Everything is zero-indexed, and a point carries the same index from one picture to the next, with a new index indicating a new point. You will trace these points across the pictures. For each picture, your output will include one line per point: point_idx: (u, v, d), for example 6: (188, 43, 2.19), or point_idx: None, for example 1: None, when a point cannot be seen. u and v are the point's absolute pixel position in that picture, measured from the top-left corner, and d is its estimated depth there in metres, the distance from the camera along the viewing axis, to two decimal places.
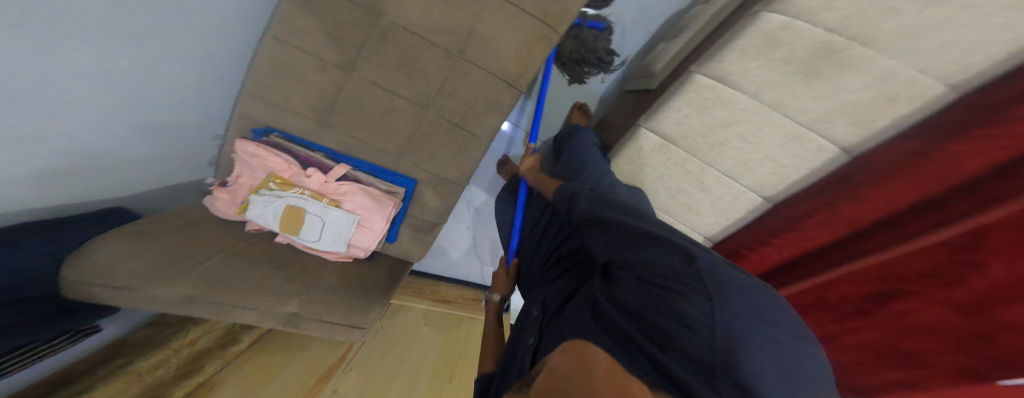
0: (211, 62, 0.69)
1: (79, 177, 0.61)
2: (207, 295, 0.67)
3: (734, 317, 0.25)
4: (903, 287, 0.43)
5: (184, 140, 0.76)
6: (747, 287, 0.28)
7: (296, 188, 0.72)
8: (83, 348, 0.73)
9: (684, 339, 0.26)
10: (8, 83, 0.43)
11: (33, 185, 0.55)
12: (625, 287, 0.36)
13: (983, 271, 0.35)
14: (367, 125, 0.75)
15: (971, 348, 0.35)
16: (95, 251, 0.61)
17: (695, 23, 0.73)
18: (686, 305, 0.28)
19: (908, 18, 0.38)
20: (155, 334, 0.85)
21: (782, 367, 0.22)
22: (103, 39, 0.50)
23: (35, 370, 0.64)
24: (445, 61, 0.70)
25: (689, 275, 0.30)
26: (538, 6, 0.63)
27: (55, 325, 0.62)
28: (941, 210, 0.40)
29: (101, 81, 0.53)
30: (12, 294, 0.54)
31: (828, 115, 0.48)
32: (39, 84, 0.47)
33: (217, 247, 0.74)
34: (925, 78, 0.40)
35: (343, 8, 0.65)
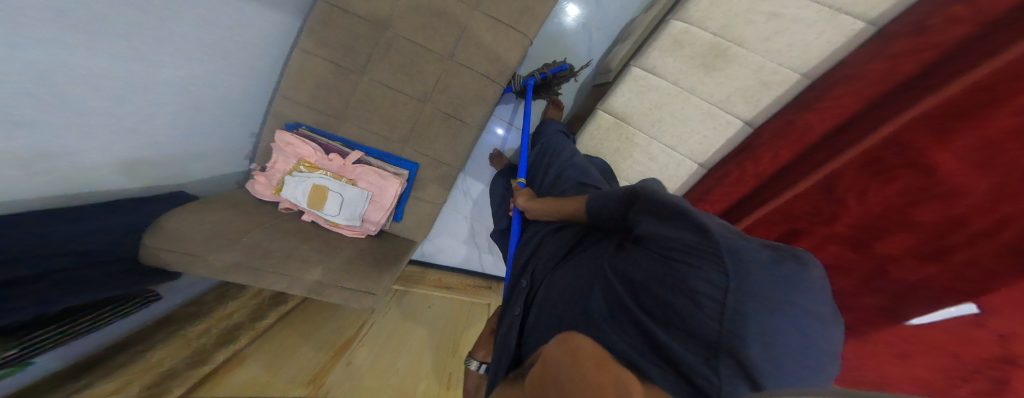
0: (251, 70, 0.87)
1: (154, 162, 0.78)
2: (250, 261, 0.82)
3: (750, 300, 0.23)
4: (801, 226, 0.58)
5: (227, 136, 0.92)
6: (777, 271, 0.24)
7: (321, 170, 0.88)
8: (146, 317, 0.85)
9: (693, 317, 0.27)
10: (99, 72, 0.58)
11: (122, 165, 0.72)
12: (634, 263, 0.37)
13: (847, 204, 0.52)
14: (376, 118, 0.91)
15: (876, 282, 0.47)
16: (167, 222, 0.76)
17: (637, 27, 0.85)
18: (697, 281, 0.28)
19: (758, 27, 0.62)
20: (200, 307, 0.97)
21: (798, 354, 0.21)
22: (172, 45, 0.66)
23: (109, 334, 0.77)
24: (439, 64, 0.85)
25: (704, 249, 0.28)
26: (510, 17, 0.80)
27: (135, 285, 0.77)
28: (810, 159, 0.60)
29: (165, 79, 0.69)
30: (112, 253, 0.70)
31: (728, 96, 0.68)
32: (122, 75, 0.62)
33: (255, 223, 0.90)
34: (783, 69, 0.63)
35: (357, 24, 0.81)
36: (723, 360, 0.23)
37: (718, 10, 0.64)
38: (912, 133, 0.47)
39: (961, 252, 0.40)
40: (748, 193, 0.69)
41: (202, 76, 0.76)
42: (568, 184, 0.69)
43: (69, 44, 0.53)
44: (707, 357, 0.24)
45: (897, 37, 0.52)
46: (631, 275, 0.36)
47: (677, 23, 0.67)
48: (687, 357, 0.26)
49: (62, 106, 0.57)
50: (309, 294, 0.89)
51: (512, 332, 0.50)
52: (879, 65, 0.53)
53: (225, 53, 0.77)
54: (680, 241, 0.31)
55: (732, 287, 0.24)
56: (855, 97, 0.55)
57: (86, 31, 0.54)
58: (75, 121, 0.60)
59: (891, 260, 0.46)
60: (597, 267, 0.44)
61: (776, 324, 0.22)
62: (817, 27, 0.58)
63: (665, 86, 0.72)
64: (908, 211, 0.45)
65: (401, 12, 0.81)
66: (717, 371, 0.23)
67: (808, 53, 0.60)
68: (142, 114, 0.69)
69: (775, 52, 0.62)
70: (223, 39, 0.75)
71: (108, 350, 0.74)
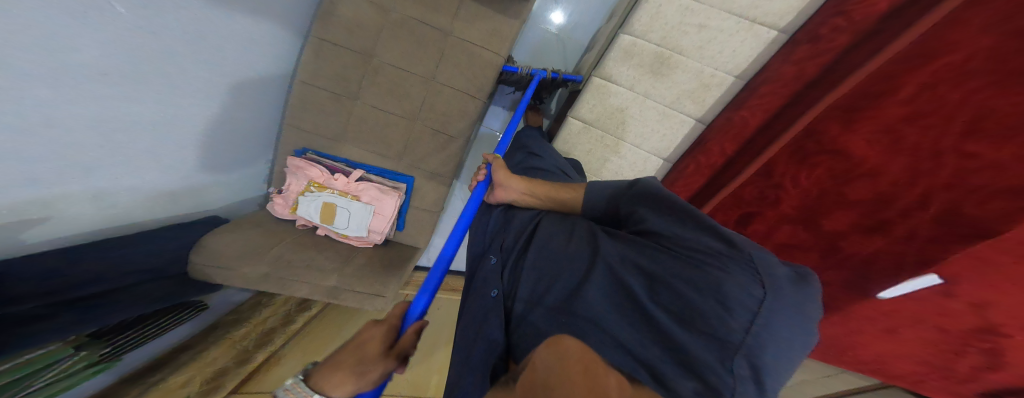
0: (261, 105, 0.99)
1: (190, 192, 0.92)
2: (277, 272, 0.95)
3: (775, 315, 0.34)
4: (751, 209, 0.81)
5: (246, 164, 1.05)
6: (799, 285, 0.37)
7: (329, 189, 0.99)
8: (199, 323, 1.01)
9: (721, 320, 0.35)
10: (134, 121, 0.70)
11: (162, 198, 0.85)
12: (650, 261, 0.45)
13: (785, 191, 0.75)
14: (372, 138, 1.01)
15: (831, 258, 0.71)
16: (208, 241, 0.90)
17: (600, 40, 0.93)
18: (732, 288, 0.36)
19: (692, 38, 0.69)
20: (241, 314, 1.12)
21: (787, 346, 0.33)
22: (189, 92, 0.77)
23: (172, 337, 0.92)
24: (423, 85, 0.95)
25: (742, 262, 0.38)
26: (481, 39, 0.89)
27: (189, 293, 0.91)
28: (747, 152, 0.79)
29: (186, 120, 0.80)
30: (167, 272, 0.84)
31: (677, 98, 0.76)
32: (152, 121, 0.73)
33: (277, 240, 1.02)
34: (720, 72, 0.72)
35: (346, 57, 0.92)
36: (739, 360, 0.32)
37: (657, 23, 0.70)
38: (823, 125, 0.66)
39: (899, 225, 0.61)
40: (709, 179, 0.86)
41: (219, 115, 0.87)
42: (547, 164, 0.78)
43: (121, 97, 0.66)
44: (721, 358, 0.33)
45: (799, 44, 0.64)
46: (649, 272, 0.44)
47: (624, 37, 0.73)
48: (703, 355, 0.33)
49: (109, 151, 0.69)
50: (329, 298, 1.00)
51: (495, 314, 0.50)
52: (789, 68, 0.66)
53: (238, 94, 0.90)
54: (710, 247, 0.41)
55: (768, 299, 0.34)
56: (778, 94, 0.70)
57: (138, 86, 0.68)
58: (117, 162, 0.71)
59: (845, 236, 0.68)
60: (595, 255, 0.51)
61: (780, 327, 0.34)
62: (740, 36, 0.67)
63: (625, 93, 0.78)
64: (844, 190, 0.66)
65: (386, 45, 0.92)
66: (732, 370, 0.31)
67: (736, 58, 0.69)
68: (177, 151, 0.82)
69: (709, 58, 0.70)
70: (233, 80, 0.86)
71: (170, 352, 0.89)
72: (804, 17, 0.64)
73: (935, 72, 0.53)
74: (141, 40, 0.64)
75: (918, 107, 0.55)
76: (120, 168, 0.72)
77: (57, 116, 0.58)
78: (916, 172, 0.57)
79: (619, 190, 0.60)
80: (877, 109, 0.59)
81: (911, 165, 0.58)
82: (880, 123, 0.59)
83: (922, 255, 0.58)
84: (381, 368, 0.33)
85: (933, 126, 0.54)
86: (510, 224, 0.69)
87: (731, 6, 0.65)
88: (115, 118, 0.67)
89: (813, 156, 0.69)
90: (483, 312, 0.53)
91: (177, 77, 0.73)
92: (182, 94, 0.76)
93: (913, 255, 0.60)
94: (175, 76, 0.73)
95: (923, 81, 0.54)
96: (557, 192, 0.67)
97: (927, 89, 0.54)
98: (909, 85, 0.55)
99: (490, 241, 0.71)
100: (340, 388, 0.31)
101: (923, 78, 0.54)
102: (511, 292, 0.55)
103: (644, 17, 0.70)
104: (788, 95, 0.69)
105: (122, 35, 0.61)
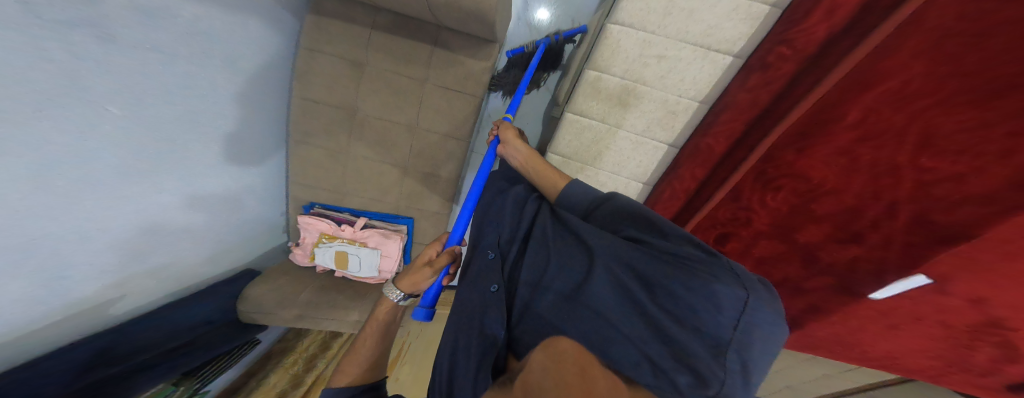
0: (268, 165, 1.08)
1: (226, 253, 1.05)
2: (309, 313, 1.07)
3: (756, 314, 0.36)
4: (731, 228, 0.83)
5: (266, 220, 1.16)
6: (767, 287, 0.42)
7: (338, 238, 1.07)
8: (265, 345, 1.23)
9: (712, 320, 0.36)
10: (171, 206, 0.80)
11: (207, 263, 0.99)
12: (644, 262, 0.45)
13: (759, 213, 0.75)
14: (368, 187, 1.08)
15: (819, 268, 0.69)
16: (250, 291, 1.05)
17: (572, 66, 0.96)
18: (720, 287, 0.37)
19: (652, 69, 0.71)
20: (293, 336, 1.33)
21: (764, 342, 0.36)
22: (208, 169, 0.86)
23: (247, 358, 1.13)
24: (409, 133, 1.00)
25: (723, 267, 0.40)
26: (458, 84, 0.94)
27: (248, 333, 1.08)
28: (719, 172, 0.80)
29: (211, 192, 0.90)
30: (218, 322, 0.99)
31: (648, 126, 0.78)
32: (184, 202, 0.83)
33: (302, 286, 1.14)
34: (684, 99, 0.74)
35: (332, 114, 0.98)
36: (729, 356, 0.34)
37: (617, 59, 0.72)
38: (780, 152, 0.68)
39: (872, 234, 0.60)
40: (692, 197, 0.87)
41: (236, 183, 0.98)
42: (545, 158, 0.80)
43: (147, 190, 0.74)
44: (713, 353, 0.35)
45: (752, 71, 0.66)
46: (643, 273, 0.44)
47: (590, 72, 0.75)
48: (698, 349, 0.35)
49: (158, 233, 0.80)
50: (355, 330, 1.13)
51: (496, 308, 0.50)
52: (745, 96, 0.68)
53: (248, 160, 0.99)
54: (695, 254, 0.43)
55: (750, 300, 0.36)
56: (736, 122, 0.74)
57: (152, 180, 0.74)
58: (162, 241, 0.82)
59: (823, 247, 0.68)
60: (589, 255, 0.49)
61: (762, 327, 0.36)
62: (698, 63, 0.68)
63: (593, 125, 0.81)
64: (813, 206, 0.67)
65: (365, 99, 0.96)
66: (724, 364, 0.34)
67: (698, 83, 0.71)
68: (207, 219, 0.92)
69: (673, 86, 0.72)
70: (240, 149, 0.95)
71: (244, 375, 1.09)
72: (755, 43, 0.65)
73: (877, 97, 0.55)
74: (143, 138, 0.68)
75: (868, 129, 0.57)
76: (167, 246, 0.84)
77: (111, 215, 0.69)
78: (879, 187, 0.58)
79: (593, 201, 0.59)
80: (829, 134, 0.61)
81: (872, 180, 0.58)
82: (836, 145, 0.61)
83: (905, 255, 0.57)
84: (422, 275, 0.59)
85: (886, 145, 0.55)
86: (505, 216, 0.67)
87: (685, 36, 0.66)
88: (145, 213, 0.75)
89: (776, 179, 0.71)
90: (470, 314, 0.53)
91: (196, 159, 0.82)
92: (202, 175, 0.85)
93: (895, 258, 0.58)
94: (195, 160, 0.82)
95: (868, 105, 0.56)
96: (545, 176, 0.68)
97: (872, 113, 0.56)
98: (855, 110, 0.57)
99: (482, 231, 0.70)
100: (404, 283, 0.58)
101: (867, 103, 0.56)
102: (512, 285, 0.56)
103: (603, 54, 0.72)
104: (746, 122, 0.71)
105: (133, 143, 0.67)
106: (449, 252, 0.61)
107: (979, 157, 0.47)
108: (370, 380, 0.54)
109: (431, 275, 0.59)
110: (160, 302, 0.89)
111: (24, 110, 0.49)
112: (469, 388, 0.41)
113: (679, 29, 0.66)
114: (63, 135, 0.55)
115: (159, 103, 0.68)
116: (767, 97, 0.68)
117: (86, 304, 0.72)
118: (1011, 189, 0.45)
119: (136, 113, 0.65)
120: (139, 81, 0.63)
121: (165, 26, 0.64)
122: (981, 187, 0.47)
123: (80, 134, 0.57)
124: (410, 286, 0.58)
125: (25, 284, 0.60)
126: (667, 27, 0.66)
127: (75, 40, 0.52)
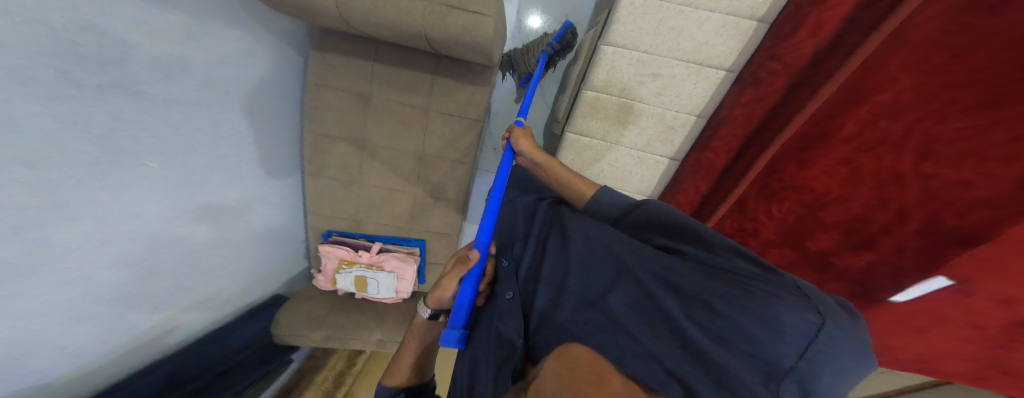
0: (288, 197, 1.14)
1: (259, 282, 1.12)
2: (336, 333, 1.13)
3: (837, 345, 0.28)
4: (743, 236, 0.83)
5: (291, 249, 1.23)
6: (851, 314, 0.33)
7: (357, 264, 1.12)
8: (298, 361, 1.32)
9: (768, 345, 0.30)
10: (205, 244, 0.85)
11: (242, 292, 1.06)
12: (682, 274, 0.39)
13: (765, 223, 0.78)
14: (381, 213, 1.12)
15: (830, 278, 0.67)
16: (281, 317, 1.11)
17: (569, 83, 0.98)
18: (784, 309, 0.31)
19: (650, 87, 0.78)
20: (322, 351, 1.41)
21: (843, 374, 0.28)
22: (238, 205, 0.91)
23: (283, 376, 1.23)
24: (416, 160, 1.04)
25: (789, 287, 0.33)
26: (461, 110, 0.97)
27: (280, 355, 1.15)
28: (723, 182, 0.83)
29: (238, 228, 0.94)
30: (252, 348, 1.05)
31: (647, 141, 0.86)
32: (217, 240, 0.88)
33: (325, 310, 1.19)
34: (683, 114, 0.81)
35: (342, 148, 1.02)
36: (786, 384, 0.28)
37: (614, 79, 0.78)
38: (781, 165, 0.73)
39: (884, 240, 0.56)
40: (697, 206, 0.89)
41: (263, 217, 1.04)
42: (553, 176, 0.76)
43: (181, 234, 0.77)
44: (764, 378, 0.29)
45: (745, 86, 0.76)
46: (681, 287, 0.38)
47: (588, 92, 0.82)
48: (744, 373, 0.30)
49: (197, 269, 0.85)
50: (379, 348, 1.17)
51: (511, 318, 0.48)
52: (739, 110, 0.77)
53: (272, 195, 1.06)
54: (749, 270, 0.36)
55: (826, 326, 0.29)
56: (734, 135, 0.79)
57: (197, 222, 0.80)
58: (200, 275, 0.87)
59: (835, 254, 0.65)
60: (617, 263, 0.44)
61: (842, 359, 0.28)
62: (692, 78, 0.76)
63: (599, 145, 0.88)
64: (820, 216, 0.66)
65: (372, 130, 1.00)
66: (777, 392, 0.27)
67: (694, 99, 0.79)
68: (239, 254, 0.98)
69: (669, 102, 0.80)
70: (264, 185, 1.00)
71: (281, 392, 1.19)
72: (745, 58, 0.76)
73: (870, 109, 0.57)
74: (174, 186, 0.72)
75: (866, 140, 0.58)
76: (199, 283, 0.87)
77: (156, 255, 0.74)
78: (884, 194, 0.55)
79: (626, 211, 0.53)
80: (828, 147, 0.64)
81: (877, 188, 0.57)
82: (835, 157, 0.63)
83: (921, 260, 0.51)
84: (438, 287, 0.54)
85: (885, 155, 0.55)
86: (522, 222, 0.64)
87: (678, 54, 0.74)
88: (176, 257, 0.78)
89: (779, 190, 0.75)
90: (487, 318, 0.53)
91: (226, 197, 0.87)
92: (230, 214, 0.90)
93: (909, 265, 0.53)
94: (225, 199, 0.86)
95: (863, 118, 0.58)
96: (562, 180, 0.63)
97: (867, 124, 0.57)
98: (851, 123, 0.60)
99: (502, 238, 0.67)
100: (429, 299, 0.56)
101: (861, 115, 0.58)
102: (528, 292, 0.52)
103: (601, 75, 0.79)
104: (743, 136, 0.78)
105: (167, 192, 0.71)
106: (461, 259, 0.54)
107: (982, 162, 0.44)
108: (415, 385, 0.56)
109: (447, 287, 0.54)
110: (204, 331, 0.96)
111: (47, 171, 0.51)
112: (490, 389, 0.42)
113: (672, 47, 0.73)
114: (100, 193, 0.60)
115: (187, 150, 0.72)
116: (762, 111, 0.75)
117: (145, 337, 0.80)
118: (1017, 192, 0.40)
119: (168, 164, 0.69)
120: (164, 136, 0.67)
121: (187, 79, 0.68)
122: (992, 190, 0.43)
123: (107, 188, 0.60)
124: (433, 301, 0.55)
125: (88, 324, 0.66)
126: (660, 46, 0.74)
127: (111, 101, 0.56)
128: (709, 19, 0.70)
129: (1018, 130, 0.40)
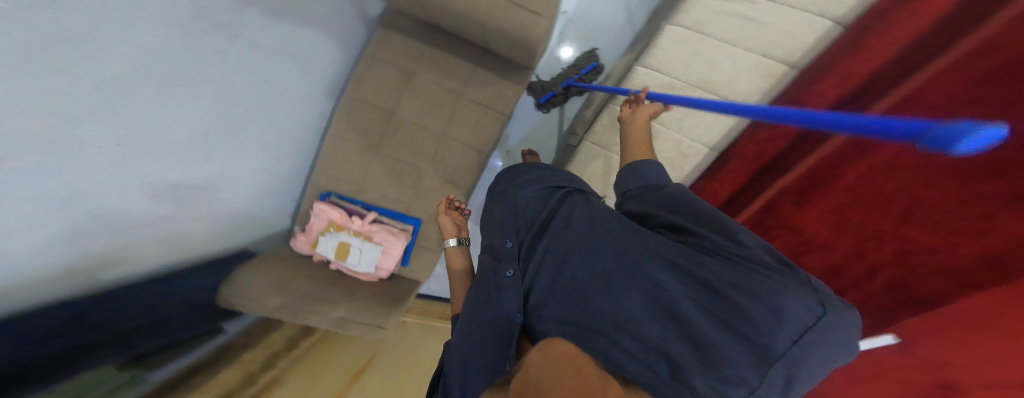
0: (296, 152, 1.14)
1: (231, 230, 1.06)
2: (292, 303, 0.99)
3: (832, 336, 0.29)
4: None
5: (277, 203, 1.19)
6: (847, 308, 0.32)
7: (345, 230, 1.08)
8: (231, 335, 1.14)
9: (765, 329, 0.30)
10: (208, 174, 0.85)
11: (211, 235, 0.99)
12: (699, 264, 0.38)
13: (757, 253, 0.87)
14: (386, 183, 1.13)
15: None
16: (240, 275, 1.02)
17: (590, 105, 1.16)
18: (784, 299, 0.31)
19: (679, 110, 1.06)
20: None
21: (825, 359, 0.29)
22: (248, 146, 0.92)
23: None
24: (435, 139, 1.08)
25: (792, 275, 0.34)
26: (488, 103, 1.05)
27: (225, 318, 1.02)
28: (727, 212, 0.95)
29: (240, 168, 0.94)
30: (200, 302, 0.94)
31: None
32: (223, 172, 0.89)
33: (287, 277, 1.07)
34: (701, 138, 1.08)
35: (368, 116, 1.06)
36: (773, 370, 0.28)
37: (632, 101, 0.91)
38: (779, 204, 0.85)
39: (853, 292, 0.65)
40: None
41: (265, 166, 1.03)
42: (568, 174, 0.77)
43: (190, 158, 0.78)
44: (753, 363, 0.29)
45: None
46: (701, 278, 0.37)
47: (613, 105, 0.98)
48: (734, 356, 0.30)
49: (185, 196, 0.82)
50: (335, 328, 1.00)
51: (509, 295, 0.50)
52: (753, 145, 0.97)
53: (281, 144, 1.05)
54: (761, 259, 0.36)
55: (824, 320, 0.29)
56: (742, 169, 0.99)
57: (206, 152, 0.81)
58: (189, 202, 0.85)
59: None
60: (642, 247, 0.43)
61: (826, 351, 0.29)
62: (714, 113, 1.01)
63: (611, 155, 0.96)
64: (802, 258, 0.77)
65: (405, 105, 1.06)
66: (764, 377, 0.28)
67: (711, 130, 1.04)
68: (230, 191, 0.95)
69: (688, 130, 1.07)
70: (278, 133, 1.01)
71: None
72: None
73: (872, 164, 0.68)
74: (204, 111, 0.75)
75: (860, 193, 0.69)
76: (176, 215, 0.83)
77: (159, 172, 0.73)
78: (863, 249, 0.66)
79: (661, 198, 0.53)
80: (823, 194, 0.76)
81: (859, 242, 0.67)
82: (831, 205, 0.74)
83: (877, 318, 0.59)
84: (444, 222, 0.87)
85: (876, 210, 0.66)
86: (523, 210, 0.63)
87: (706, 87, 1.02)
88: (171, 179, 0.77)
89: (773, 229, 0.85)
90: (479, 294, 0.54)
91: (242, 137, 0.88)
92: (236, 153, 0.89)
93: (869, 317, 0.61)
94: (239, 139, 0.88)
95: (862, 170, 0.70)
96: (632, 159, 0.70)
97: (866, 178, 0.69)
98: (850, 173, 0.71)
99: (499, 221, 0.64)
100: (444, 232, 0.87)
101: (862, 169, 0.70)
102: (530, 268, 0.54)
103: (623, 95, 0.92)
104: (750, 171, 0.97)
105: (199, 111, 0.73)
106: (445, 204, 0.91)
107: (956, 233, 0.53)
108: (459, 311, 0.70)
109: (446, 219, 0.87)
110: (154, 269, 0.88)
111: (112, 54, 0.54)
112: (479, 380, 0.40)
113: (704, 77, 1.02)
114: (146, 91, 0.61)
115: (227, 74, 0.75)
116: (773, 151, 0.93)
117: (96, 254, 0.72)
118: (979, 266, 0.49)
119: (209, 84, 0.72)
120: (209, 59, 0.70)
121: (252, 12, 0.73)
122: (948, 261, 0.53)
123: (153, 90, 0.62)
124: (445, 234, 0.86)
125: (56, 227, 0.61)
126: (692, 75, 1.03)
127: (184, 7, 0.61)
128: (743, 59, 0.96)
129: (986, 210, 0.50)
